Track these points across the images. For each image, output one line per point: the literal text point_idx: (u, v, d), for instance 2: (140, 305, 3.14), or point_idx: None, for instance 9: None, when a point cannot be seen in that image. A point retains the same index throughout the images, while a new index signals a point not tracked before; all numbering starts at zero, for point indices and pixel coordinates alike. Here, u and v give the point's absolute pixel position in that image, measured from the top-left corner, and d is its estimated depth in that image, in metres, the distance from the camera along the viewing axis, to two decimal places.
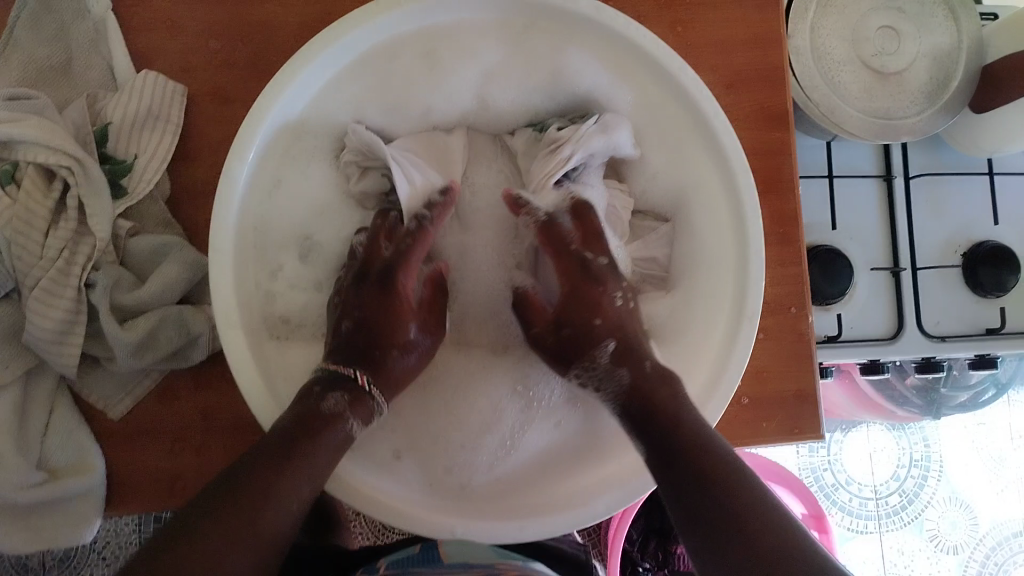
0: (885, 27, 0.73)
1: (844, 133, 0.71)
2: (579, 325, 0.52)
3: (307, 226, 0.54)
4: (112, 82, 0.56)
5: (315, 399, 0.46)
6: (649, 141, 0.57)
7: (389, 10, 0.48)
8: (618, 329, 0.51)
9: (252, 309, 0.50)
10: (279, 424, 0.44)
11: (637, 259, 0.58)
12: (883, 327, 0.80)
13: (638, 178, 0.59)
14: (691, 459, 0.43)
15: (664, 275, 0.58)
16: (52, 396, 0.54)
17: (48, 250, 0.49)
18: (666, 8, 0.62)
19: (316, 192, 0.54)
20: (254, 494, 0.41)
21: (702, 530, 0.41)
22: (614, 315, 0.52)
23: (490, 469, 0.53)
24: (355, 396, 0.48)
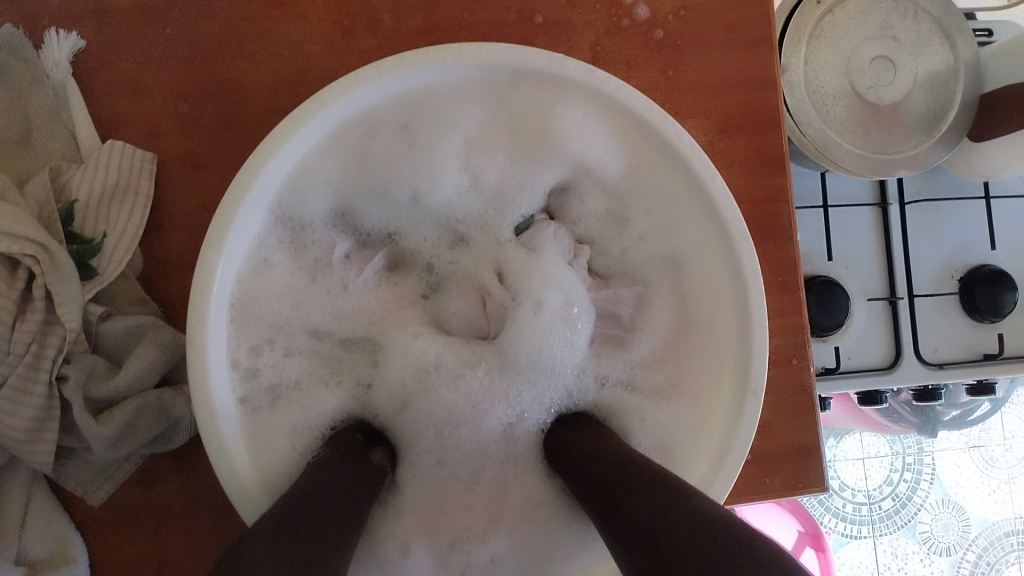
0: (880, 57, 0.70)
1: (841, 170, 0.69)
2: None
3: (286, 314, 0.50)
4: (77, 152, 0.54)
5: (363, 446, 0.47)
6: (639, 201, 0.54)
7: (362, 84, 0.45)
8: None
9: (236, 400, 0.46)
10: (308, 478, 0.41)
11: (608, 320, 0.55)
12: (882, 355, 0.78)
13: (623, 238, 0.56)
14: (625, 475, 0.41)
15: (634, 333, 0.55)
16: (27, 488, 0.50)
17: (14, 345, 0.46)
18: (657, 52, 0.60)
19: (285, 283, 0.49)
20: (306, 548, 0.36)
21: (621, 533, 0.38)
22: None
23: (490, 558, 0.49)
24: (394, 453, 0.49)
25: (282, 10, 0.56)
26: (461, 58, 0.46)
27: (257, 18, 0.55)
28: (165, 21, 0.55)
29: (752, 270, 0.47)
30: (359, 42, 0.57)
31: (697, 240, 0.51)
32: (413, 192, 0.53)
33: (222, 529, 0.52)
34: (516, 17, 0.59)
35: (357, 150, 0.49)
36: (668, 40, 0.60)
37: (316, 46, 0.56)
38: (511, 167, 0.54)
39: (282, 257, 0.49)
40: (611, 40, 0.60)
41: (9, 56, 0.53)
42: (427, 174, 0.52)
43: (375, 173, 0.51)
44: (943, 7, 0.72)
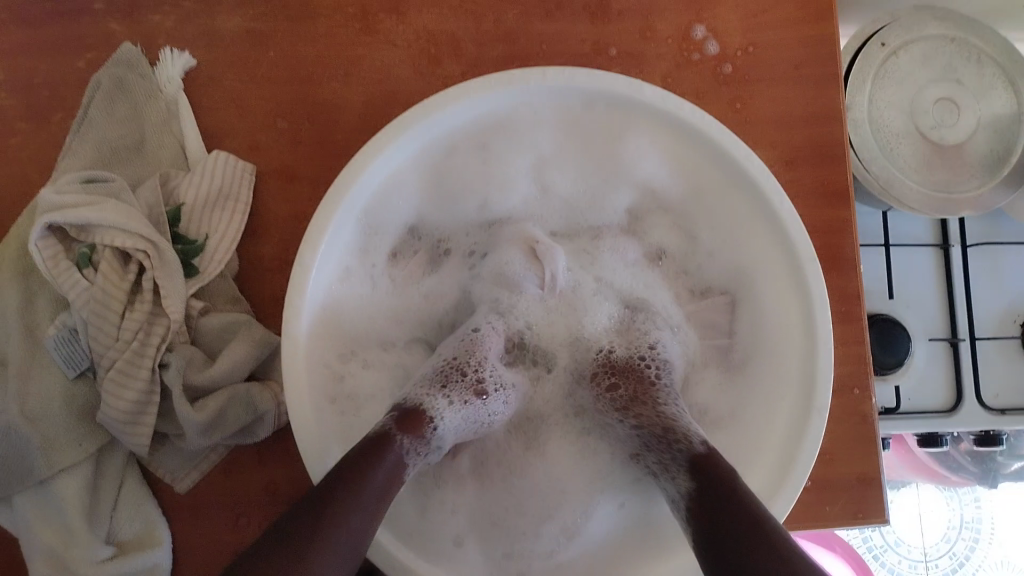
0: (943, 99, 0.72)
1: (903, 207, 0.71)
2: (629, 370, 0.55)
3: (376, 321, 0.54)
4: (183, 163, 0.57)
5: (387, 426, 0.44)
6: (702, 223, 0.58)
7: (458, 101, 0.49)
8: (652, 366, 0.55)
9: (320, 395, 0.48)
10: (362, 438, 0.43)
11: (695, 334, 0.60)
12: (943, 398, 0.74)
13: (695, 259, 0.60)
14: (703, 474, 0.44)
15: (728, 344, 0.59)
16: (121, 471, 0.53)
17: (124, 331, 0.50)
18: (724, 85, 0.63)
19: (376, 294, 0.55)
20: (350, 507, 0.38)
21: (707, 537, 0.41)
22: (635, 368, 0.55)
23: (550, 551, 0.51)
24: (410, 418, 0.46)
25: (376, 38, 0.60)
26: (547, 80, 0.50)
27: (351, 43, 0.59)
28: (270, 44, 0.59)
29: (819, 293, 0.51)
30: (445, 69, 0.60)
31: (762, 262, 0.55)
32: (483, 202, 0.58)
33: None
34: (592, 49, 0.62)
35: (441, 169, 0.55)
36: (736, 74, 0.64)
37: (407, 72, 0.60)
38: (579, 182, 0.58)
39: (374, 265, 0.54)
40: (680, 71, 0.63)
41: (127, 71, 0.57)
42: (500, 185, 0.57)
43: (455, 189, 0.56)
44: (1007, 52, 0.73)
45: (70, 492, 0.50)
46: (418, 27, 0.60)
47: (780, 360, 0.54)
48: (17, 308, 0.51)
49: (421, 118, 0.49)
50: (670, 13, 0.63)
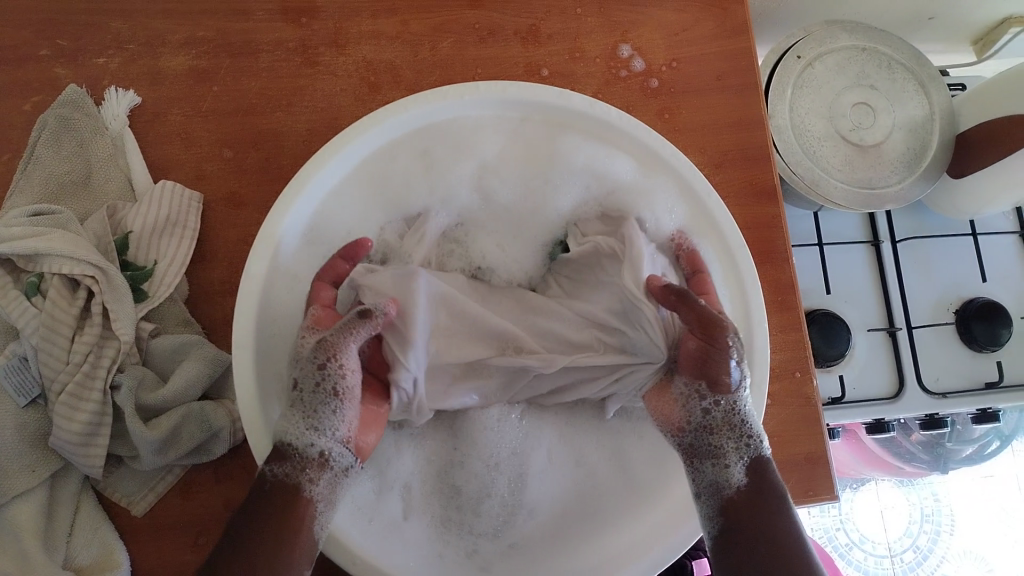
0: (860, 103, 0.77)
1: (830, 204, 0.74)
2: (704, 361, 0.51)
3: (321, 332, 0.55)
4: (131, 193, 0.59)
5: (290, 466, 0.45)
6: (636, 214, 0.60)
7: (393, 117, 0.51)
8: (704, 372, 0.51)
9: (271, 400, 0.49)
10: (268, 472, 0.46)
11: None
12: (885, 385, 0.82)
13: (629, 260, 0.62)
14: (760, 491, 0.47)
15: None
16: (77, 496, 0.54)
17: (75, 354, 0.51)
18: (653, 97, 0.66)
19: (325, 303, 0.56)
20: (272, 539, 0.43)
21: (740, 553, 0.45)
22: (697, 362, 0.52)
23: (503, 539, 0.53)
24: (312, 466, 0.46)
25: (318, 69, 0.62)
26: (479, 93, 0.52)
27: (292, 76, 0.62)
28: (214, 79, 0.61)
29: (747, 271, 0.54)
30: (384, 96, 0.62)
31: (693, 253, 0.57)
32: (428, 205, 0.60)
33: None
34: (524, 70, 0.65)
35: (382, 175, 0.56)
36: (663, 88, 0.66)
37: (346, 98, 0.62)
38: (519, 193, 0.60)
39: (316, 274, 0.55)
40: (610, 88, 0.66)
41: (73, 110, 0.59)
42: (442, 193, 0.60)
43: (395, 193, 0.58)
44: (914, 58, 0.79)
45: (25, 518, 0.50)
46: (357, 58, 0.63)
47: None
48: None
49: (361, 131, 0.51)
50: (597, 34, 0.67)
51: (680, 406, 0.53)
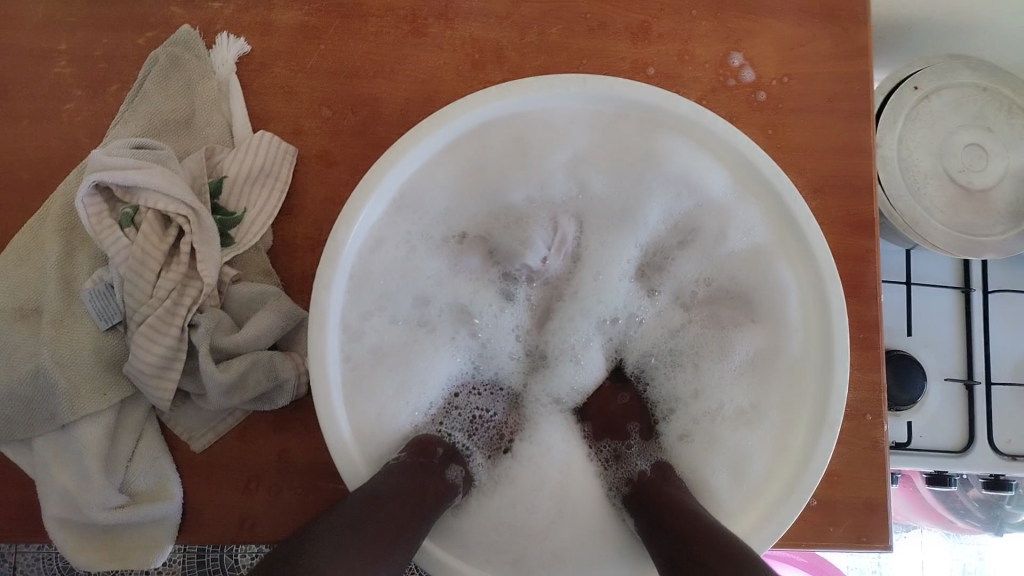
0: (973, 145, 0.73)
1: (929, 246, 0.71)
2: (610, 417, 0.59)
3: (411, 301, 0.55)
4: (229, 139, 0.60)
5: (438, 467, 0.51)
6: (729, 219, 0.56)
7: (496, 97, 0.51)
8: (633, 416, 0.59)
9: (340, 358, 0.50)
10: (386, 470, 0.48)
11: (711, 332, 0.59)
12: (955, 440, 0.79)
13: (712, 248, 0.58)
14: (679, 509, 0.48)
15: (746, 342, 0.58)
16: (141, 425, 0.55)
17: (159, 291, 0.52)
18: (757, 111, 0.64)
19: (403, 268, 0.54)
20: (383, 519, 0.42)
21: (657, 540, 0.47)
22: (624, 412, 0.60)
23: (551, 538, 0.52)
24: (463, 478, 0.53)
25: (424, 40, 0.62)
26: (584, 87, 0.52)
27: (397, 43, 0.62)
28: (322, 37, 0.61)
29: (837, 309, 0.52)
30: (486, 75, 0.62)
31: (779, 276, 0.55)
32: (526, 193, 0.58)
33: (309, 492, 0.56)
34: (629, 66, 0.64)
35: (476, 158, 0.54)
36: (770, 102, 0.65)
37: (448, 72, 0.62)
38: (613, 189, 0.58)
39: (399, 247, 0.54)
40: (716, 95, 0.64)
41: (184, 51, 0.60)
42: (538, 181, 0.57)
43: (490, 178, 0.56)
44: None
45: (90, 437, 0.52)
46: (463, 32, 0.62)
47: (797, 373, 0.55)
48: (59, 256, 0.54)
49: (462, 110, 0.51)
50: (708, 39, 0.65)
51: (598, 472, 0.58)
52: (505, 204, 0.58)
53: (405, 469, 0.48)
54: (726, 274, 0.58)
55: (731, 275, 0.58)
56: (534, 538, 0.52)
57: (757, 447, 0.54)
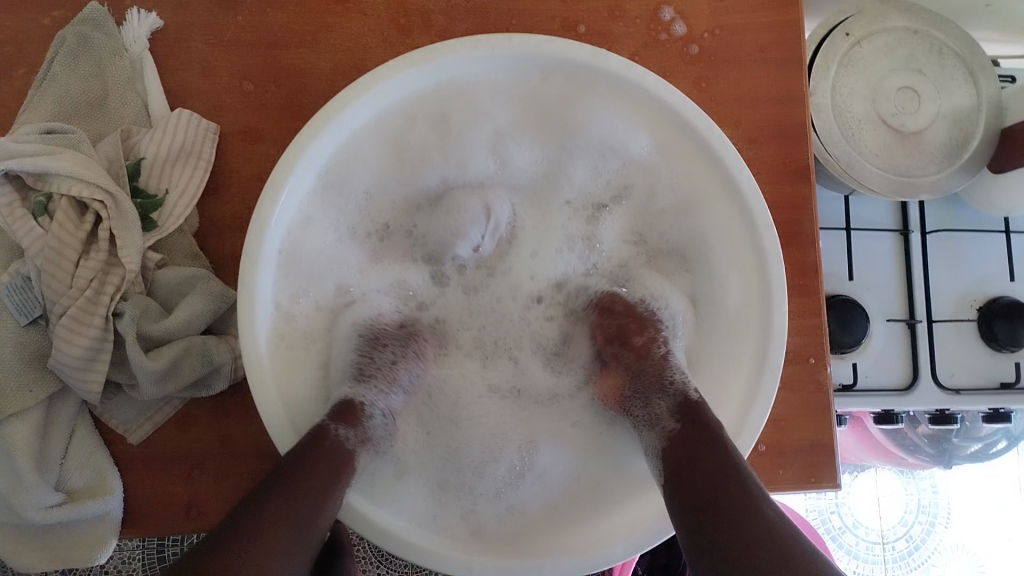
0: (904, 88, 0.74)
1: (864, 189, 0.72)
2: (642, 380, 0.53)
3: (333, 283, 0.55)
4: (147, 119, 0.57)
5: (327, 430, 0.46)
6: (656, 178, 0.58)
7: (417, 64, 0.49)
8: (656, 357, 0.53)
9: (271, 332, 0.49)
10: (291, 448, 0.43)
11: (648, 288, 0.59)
12: (899, 378, 0.81)
13: (642, 215, 0.61)
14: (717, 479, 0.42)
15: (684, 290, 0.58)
16: (73, 420, 0.53)
17: (78, 280, 0.50)
18: (691, 64, 0.63)
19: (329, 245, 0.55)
20: (283, 509, 0.39)
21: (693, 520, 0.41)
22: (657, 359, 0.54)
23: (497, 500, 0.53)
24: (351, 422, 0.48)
25: (346, 6, 0.59)
26: (510, 46, 0.50)
27: (317, 11, 0.59)
28: (238, 8, 0.58)
29: (773, 254, 0.51)
30: (413, 41, 0.59)
31: (717, 229, 0.55)
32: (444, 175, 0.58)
33: (254, 477, 0.55)
34: (560, 25, 0.62)
35: (399, 136, 0.55)
36: (702, 55, 0.63)
37: (373, 40, 0.59)
38: (539, 160, 0.60)
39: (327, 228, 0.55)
40: (648, 50, 0.63)
41: (93, 29, 0.57)
42: (457, 163, 0.58)
43: (411, 164, 0.57)
44: (966, 45, 0.75)
45: (18, 436, 0.50)
46: None
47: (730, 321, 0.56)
48: None
49: (382, 78, 0.49)
50: None
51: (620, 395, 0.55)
52: (424, 189, 0.59)
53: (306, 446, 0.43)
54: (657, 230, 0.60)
55: (662, 233, 0.60)
56: (484, 499, 0.53)
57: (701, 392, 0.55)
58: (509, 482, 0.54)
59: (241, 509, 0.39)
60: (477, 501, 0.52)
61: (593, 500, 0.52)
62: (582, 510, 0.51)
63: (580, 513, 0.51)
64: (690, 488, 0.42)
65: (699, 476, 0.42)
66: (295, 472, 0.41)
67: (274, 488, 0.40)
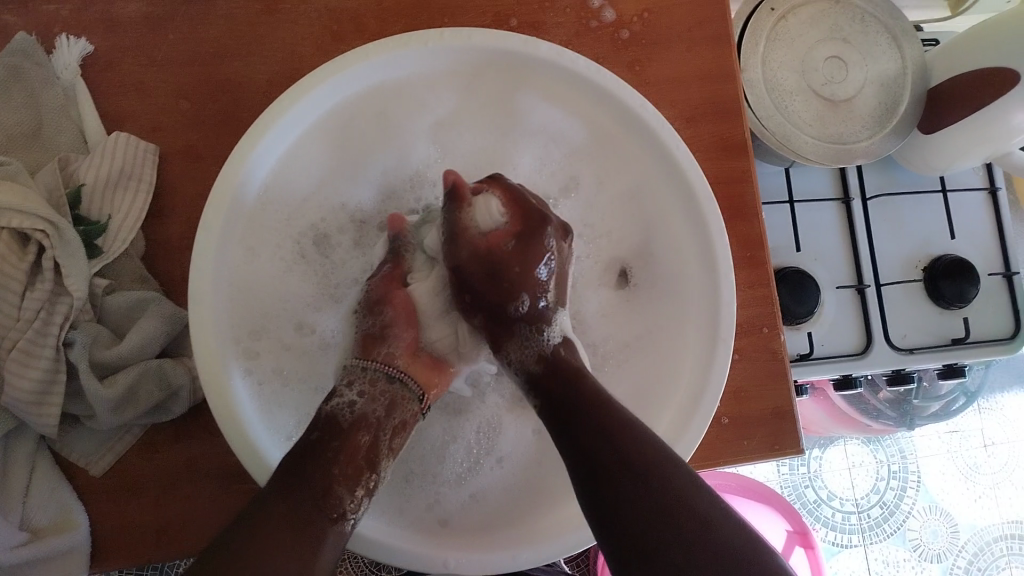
0: (832, 58, 0.77)
1: (802, 159, 0.74)
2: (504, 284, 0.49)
3: None
4: (83, 145, 0.57)
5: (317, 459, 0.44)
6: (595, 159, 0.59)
7: (352, 65, 0.51)
8: (536, 222, 0.50)
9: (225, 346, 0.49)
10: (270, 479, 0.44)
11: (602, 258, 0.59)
12: (854, 342, 0.82)
13: None
14: (616, 444, 0.42)
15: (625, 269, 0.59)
16: (33, 456, 0.52)
17: (25, 312, 0.49)
18: (623, 48, 0.64)
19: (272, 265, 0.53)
20: (263, 544, 0.40)
21: (621, 530, 0.41)
22: (537, 264, 0.50)
23: (461, 485, 0.53)
24: (346, 450, 0.45)
25: (276, 17, 0.59)
26: (442, 41, 0.52)
27: (249, 24, 0.59)
28: (166, 26, 0.58)
29: (715, 225, 0.54)
30: (345, 46, 0.59)
31: (659, 209, 0.58)
32: None
33: (224, 497, 0.54)
34: (492, 20, 0.62)
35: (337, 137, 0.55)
36: (634, 39, 0.64)
37: (307, 47, 0.59)
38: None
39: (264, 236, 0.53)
40: (580, 39, 0.64)
41: (23, 59, 0.56)
42: (399, 151, 0.56)
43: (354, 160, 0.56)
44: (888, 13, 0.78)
45: None
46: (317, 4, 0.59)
47: (682, 289, 0.58)
48: None
49: (321, 81, 0.50)
50: None
51: (484, 225, 0.49)
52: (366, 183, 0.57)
53: (279, 484, 0.43)
54: (612, 216, 0.59)
55: (617, 221, 0.59)
56: (450, 486, 0.53)
57: (651, 373, 0.57)
58: (469, 466, 0.54)
59: (225, 539, 0.40)
60: (442, 489, 0.53)
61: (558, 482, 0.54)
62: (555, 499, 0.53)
63: (551, 507, 0.52)
64: (587, 445, 0.43)
65: (596, 430, 0.43)
66: (305, 496, 0.42)
67: (251, 530, 0.40)
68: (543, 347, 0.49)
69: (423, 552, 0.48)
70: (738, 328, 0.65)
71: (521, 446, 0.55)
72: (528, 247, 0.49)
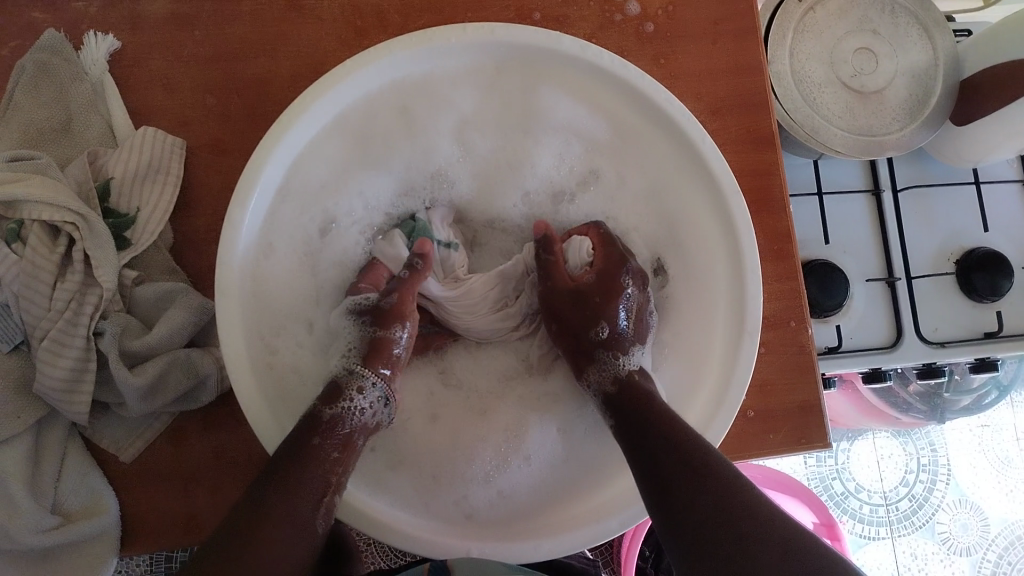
0: (862, 49, 0.76)
1: (831, 152, 0.73)
2: (585, 310, 0.55)
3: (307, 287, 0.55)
4: (112, 139, 0.58)
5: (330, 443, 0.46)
6: (619, 152, 0.59)
7: (376, 60, 0.51)
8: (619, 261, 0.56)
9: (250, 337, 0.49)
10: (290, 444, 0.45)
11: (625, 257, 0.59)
12: (885, 336, 0.81)
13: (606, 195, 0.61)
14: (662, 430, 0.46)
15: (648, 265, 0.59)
16: (65, 443, 0.54)
17: (56, 302, 0.51)
18: (647, 40, 0.64)
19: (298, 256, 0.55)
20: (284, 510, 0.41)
21: (659, 494, 0.43)
22: (611, 290, 0.55)
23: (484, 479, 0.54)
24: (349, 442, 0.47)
25: (300, 12, 0.59)
26: (464, 36, 0.52)
27: (274, 18, 0.59)
28: (193, 22, 0.59)
29: (740, 219, 0.54)
30: (369, 40, 0.60)
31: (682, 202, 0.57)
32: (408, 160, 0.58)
33: (250, 484, 0.55)
34: (515, 13, 0.62)
35: (362, 131, 0.55)
36: (658, 31, 0.64)
37: (331, 41, 0.59)
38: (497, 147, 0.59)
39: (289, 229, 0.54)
40: (604, 31, 0.63)
41: (51, 56, 0.57)
42: (421, 147, 0.57)
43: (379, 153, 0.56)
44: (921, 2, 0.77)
45: (13, 463, 0.51)
46: None
47: (704, 282, 0.57)
48: None
49: (345, 76, 0.51)
50: None
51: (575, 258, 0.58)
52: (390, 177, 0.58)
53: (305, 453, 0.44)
54: (634, 211, 0.60)
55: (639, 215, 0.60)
56: (472, 483, 0.54)
57: (674, 367, 0.57)
58: (492, 464, 0.54)
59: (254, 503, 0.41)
60: (470, 487, 0.53)
61: (579, 479, 0.55)
62: (577, 497, 0.53)
63: (572, 500, 0.53)
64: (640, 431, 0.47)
65: (648, 422, 0.47)
66: (320, 475, 0.44)
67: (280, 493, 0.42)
68: (619, 372, 0.53)
69: (445, 541, 0.49)
70: (763, 321, 0.64)
71: (542, 438, 0.55)
72: (608, 282, 0.55)
